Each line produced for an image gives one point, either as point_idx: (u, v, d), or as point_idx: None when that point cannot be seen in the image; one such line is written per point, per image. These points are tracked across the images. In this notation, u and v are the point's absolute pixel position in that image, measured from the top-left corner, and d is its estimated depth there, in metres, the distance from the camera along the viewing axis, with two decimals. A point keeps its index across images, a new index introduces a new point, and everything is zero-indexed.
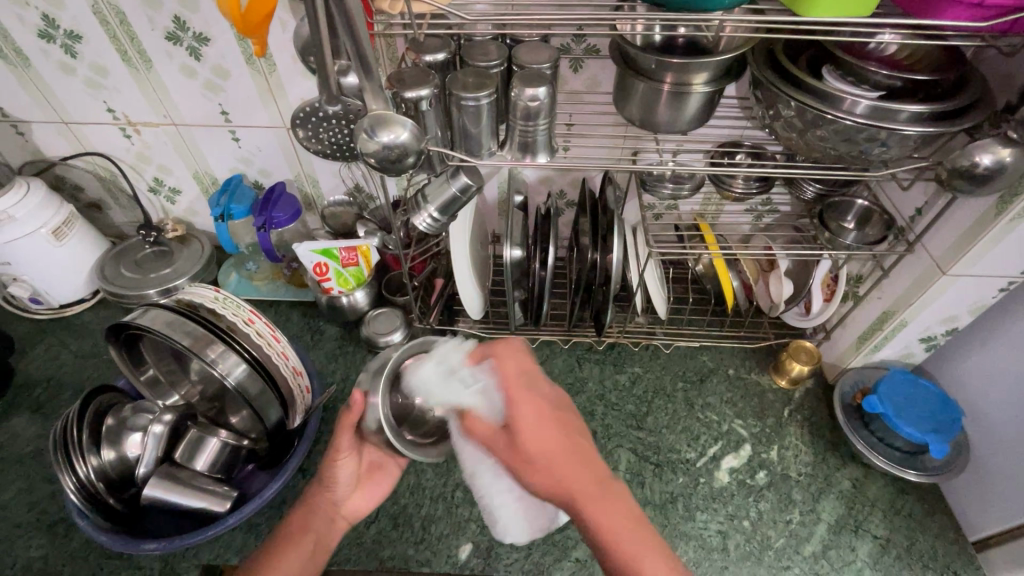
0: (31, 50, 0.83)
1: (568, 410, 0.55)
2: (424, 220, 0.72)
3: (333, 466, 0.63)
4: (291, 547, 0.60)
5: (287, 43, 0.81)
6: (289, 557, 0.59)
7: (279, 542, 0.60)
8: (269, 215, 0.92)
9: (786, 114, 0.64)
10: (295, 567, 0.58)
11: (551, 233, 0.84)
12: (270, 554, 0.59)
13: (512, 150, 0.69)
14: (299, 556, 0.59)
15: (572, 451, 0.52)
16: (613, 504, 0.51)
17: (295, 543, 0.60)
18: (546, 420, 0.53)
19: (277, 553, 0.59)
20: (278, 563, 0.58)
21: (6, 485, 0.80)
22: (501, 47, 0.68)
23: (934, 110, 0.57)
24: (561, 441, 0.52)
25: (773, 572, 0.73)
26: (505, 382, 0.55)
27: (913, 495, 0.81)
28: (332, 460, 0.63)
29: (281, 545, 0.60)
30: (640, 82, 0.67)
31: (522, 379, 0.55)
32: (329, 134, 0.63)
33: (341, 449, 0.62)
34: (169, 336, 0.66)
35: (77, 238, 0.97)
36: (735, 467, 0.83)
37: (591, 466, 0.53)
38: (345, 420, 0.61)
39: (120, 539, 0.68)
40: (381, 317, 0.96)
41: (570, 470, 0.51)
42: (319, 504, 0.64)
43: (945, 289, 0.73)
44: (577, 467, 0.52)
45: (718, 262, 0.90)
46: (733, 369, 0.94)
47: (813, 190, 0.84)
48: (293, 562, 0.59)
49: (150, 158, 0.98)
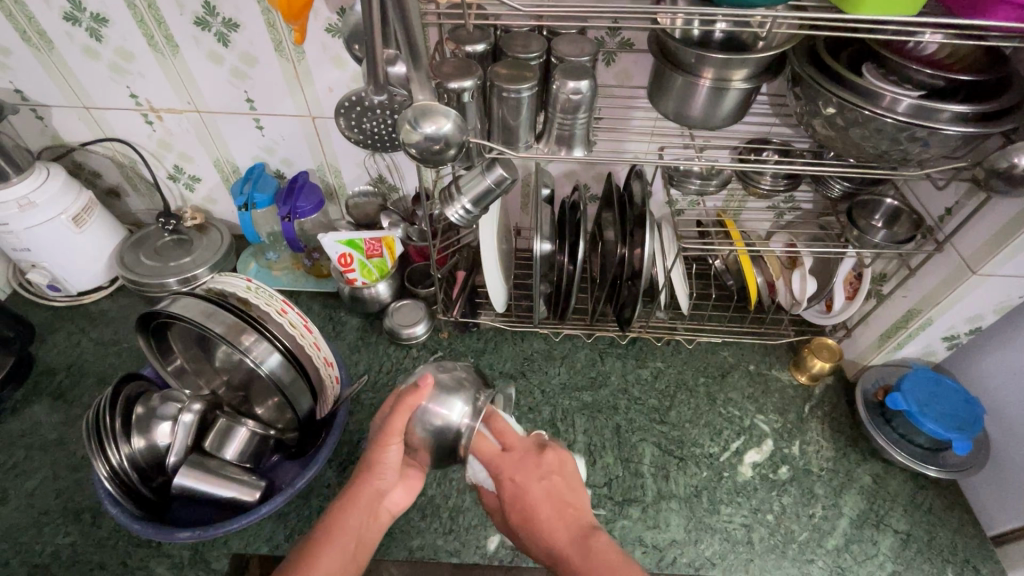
0: (55, 33, 0.82)
1: (556, 474, 0.61)
2: (457, 212, 0.70)
3: (382, 452, 0.60)
4: (330, 546, 0.56)
5: (317, 31, 0.80)
6: (327, 557, 0.55)
7: (318, 541, 0.56)
8: (293, 205, 0.91)
9: (826, 111, 0.64)
10: (334, 570, 0.55)
11: (582, 227, 0.83)
12: (308, 554, 0.56)
13: (548, 143, 0.69)
14: (338, 554, 0.56)
15: (556, 521, 0.57)
16: (598, 558, 0.54)
17: (334, 540, 0.57)
18: (532, 488, 0.59)
19: (315, 553, 0.56)
20: (317, 564, 0.55)
21: (30, 472, 0.80)
22: (540, 38, 0.67)
23: (978, 111, 0.57)
24: (546, 508, 0.58)
25: (797, 565, 0.74)
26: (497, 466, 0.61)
27: (932, 490, 0.82)
28: (382, 445, 0.59)
29: (320, 544, 0.56)
30: (679, 75, 0.67)
31: (508, 460, 0.61)
32: (371, 124, 0.65)
33: (394, 433, 0.59)
34: (204, 324, 0.66)
35: (97, 224, 0.95)
36: (758, 462, 0.84)
37: (577, 522, 0.58)
38: (408, 399, 0.59)
39: (153, 527, 0.68)
40: (404, 309, 0.96)
41: (550, 530, 0.57)
42: (363, 499, 0.58)
43: (972, 288, 0.74)
44: (563, 529, 0.57)
45: (743, 258, 0.90)
46: (753, 364, 0.95)
47: (841, 187, 0.83)
48: (333, 563, 0.56)
49: (171, 145, 0.97)
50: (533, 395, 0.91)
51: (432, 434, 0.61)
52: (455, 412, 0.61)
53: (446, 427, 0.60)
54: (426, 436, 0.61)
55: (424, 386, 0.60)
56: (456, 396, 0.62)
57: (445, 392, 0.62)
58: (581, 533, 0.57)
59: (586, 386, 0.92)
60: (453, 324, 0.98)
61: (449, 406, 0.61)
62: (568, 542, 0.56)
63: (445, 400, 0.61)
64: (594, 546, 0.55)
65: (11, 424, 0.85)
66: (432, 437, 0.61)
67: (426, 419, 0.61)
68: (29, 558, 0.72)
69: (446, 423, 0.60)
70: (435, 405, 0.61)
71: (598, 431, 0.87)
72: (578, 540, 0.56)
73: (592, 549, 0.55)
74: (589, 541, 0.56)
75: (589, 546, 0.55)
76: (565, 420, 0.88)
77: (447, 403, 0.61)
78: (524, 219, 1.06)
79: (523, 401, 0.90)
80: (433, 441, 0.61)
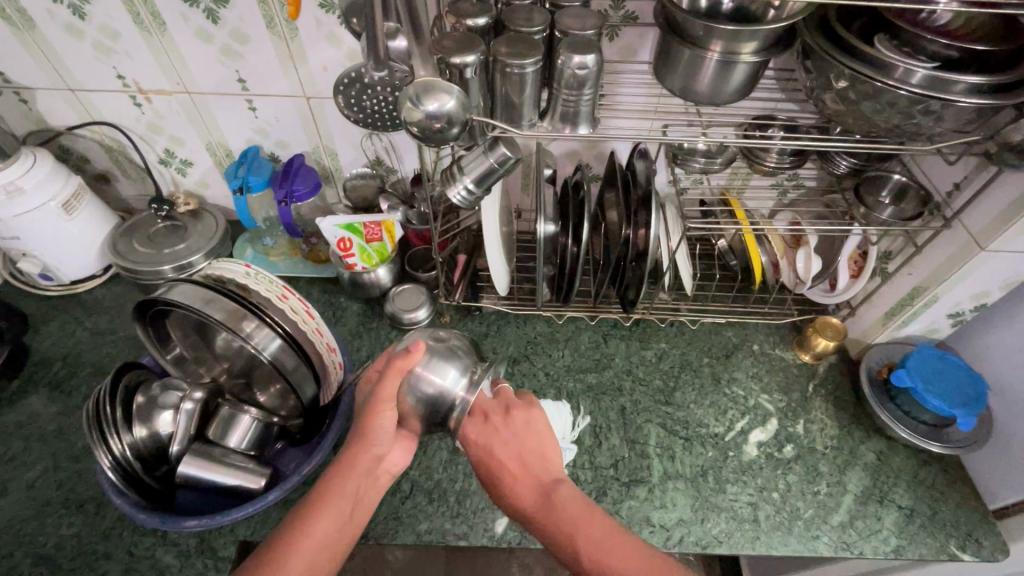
0: (36, 11, 0.78)
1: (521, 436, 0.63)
2: (459, 192, 0.68)
3: (376, 418, 0.61)
4: (329, 507, 0.58)
5: (311, 6, 0.77)
6: (326, 514, 0.58)
7: (317, 503, 0.58)
8: (289, 188, 0.89)
9: (838, 85, 0.62)
10: (332, 527, 0.57)
11: (585, 208, 0.81)
12: (306, 512, 0.58)
13: (553, 120, 0.67)
14: (332, 519, 0.58)
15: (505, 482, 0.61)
16: (565, 510, 0.58)
17: (331, 501, 0.59)
18: (502, 458, 0.61)
19: (313, 511, 0.57)
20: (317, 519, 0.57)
21: (32, 463, 0.79)
22: (543, 12, 0.65)
23: (994, 82, 0.55)
24: (509, 466, 0.61)
25: (803, 542, 0.75)
26: (468, 431, 0.63)
27: (935, 466, 0.83)
28: (374, 412, 0.61)
29: (320, 502, 0.58)
30: (685, 49, 0.65)
31: (479, 426, 0.63)
32: (372, 102, 0.65)
33: (385, 399, 0.61)
34: (203, 311, 0.65)
35: (88, 211, 0.92)
36: (763, 441, 0.84)
37: (542, 481, 0.61)
38: (398, 364, 0.61)
39: (160, 517, 0.68)
40: (405, 294, 0.94)
41: (515, 488, 0.61)
42: (361, 465, 0.61)
43: (981, 264, 0.73)
44: (525, 487, 0.61)
45: (747, 237, 0.89)
46: (758, 344, 0.95)
47: (847, 163, 0.82)
48: (331, 521, 0.58)
49: (161, 128, 0.94)
50: (537, 378, 0.90)
51: (425, 404, 0.62)
52: (449, 380, 0.62)
53: (440, 395, 0.62)
54: (417, 405, 0.62)
55: (416, 351, 0.61)
56: (450, 363, 0.63)
57: (437, 359, 0.63)
58: (543, 489, 0.60)
59: (590, 369, 0.91)
60: (455, 308, 0.97)
61: (442, 373, 0.62)
62: (534, 503, 0.59)
63: (438, 367, 0.62)
64: (557, 501, 0.59)
65: (9, 415, 0.83)
66: (424, 405, 0.62)
67: (419, 387, 0.61)
68: (34, 549, 0.71)
69: (440, 391, 0.62)
70: (428, 369, 0.62)
71: (603, 414, 0.86)
72: (539, 495, 0.60)
73: (555, 502, 0.59)
74: (552, 498, 0.59)
75: (551, 500, 0.59)
76: (570, 403, 0.87)
77: (440, 370, 0.62)
78: (525, 201, 1.04)
79: (528, 384, 0.89)
80: (426, 407, 0.62)
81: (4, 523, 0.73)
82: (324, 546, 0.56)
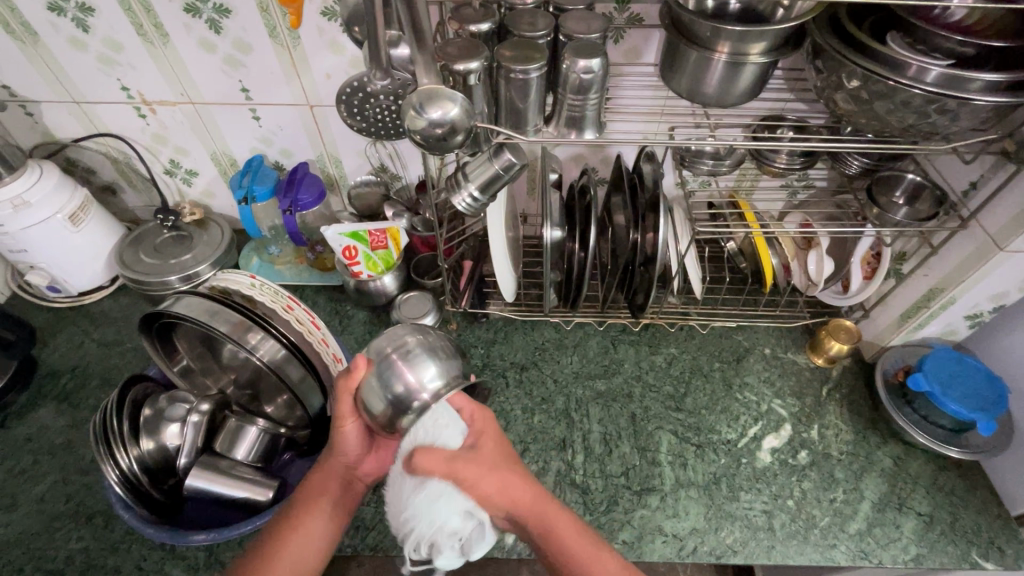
0: (40, 25, 0.79)
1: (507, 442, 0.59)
2: (463, 200, 0.67)
3: (339, 436, 0.61)
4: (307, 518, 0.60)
5: (313, 14, 0.77)
6: (300, 533, 0.59)
7: (295, 519, 0.60)
8: (294, 198, 0.88)
9: (849, 85, 0.61)
10: (312, 539, 0.59)
11: (594, 214, 0.79)
12: (282, 533, 0.59)
13: (558, 126, 0.66)
14: (312, 529, 0.60)
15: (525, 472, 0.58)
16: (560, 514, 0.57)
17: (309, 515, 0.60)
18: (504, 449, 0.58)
19: (290, 531, 0.59)
20: (290, 540, 0.59)
21: (40, 477, 0.79)
22: (547, 16, 0.64)
23: (1012, 79, 0.54)
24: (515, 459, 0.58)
25: (820, 551, 0.73)
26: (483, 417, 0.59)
27: (954, 471, 0.81)
28: (337, 429, 0.61)
29: (296, 520, 0.60)
30: (692, 50, 0.64)
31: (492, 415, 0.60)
32: (374, 111, 0.63)
33: (345, 417, 0.61)
34: (208, 323, 0.64)
35: (94, 222, 0.92)
36: (777, 447, 0.82)
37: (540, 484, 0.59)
38: (345, 383, 0.61)
39: (168, 531, 0.67)
40: (412, 300, 0.91)
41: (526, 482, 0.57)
42: (333, 471, 0.63)
43: (1000, 264, 0.72)
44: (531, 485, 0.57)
45: (757, 240, 0.87)
46: (769, 348, 0.94)
47: (860, 163, 0.80)
48: (310, 533, 0.60)
49: (166, 139, 0.94)
50: (545, 385, 0.89)
51: (389, 404, 0.59)
52: (421, 379, 0.60)
53: (405, 395, 0.59)
54: (382, 408, 0.59)
55: (357, 369, 0.60)
56: (430, 362, 0.61)
57: (419, 357, 0.61)
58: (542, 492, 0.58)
59: (598, 375, 0.90)
60: (461, 315, 0.96)
61: (417, 372, 0.60)
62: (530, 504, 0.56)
63: (415, 365, 0.60)
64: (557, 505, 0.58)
65: (18, 429, 0.84)
66: (387, 406, 0.59)
67: (388, 385, 0.59)
68: (43, 563, 0.71)
69: (408, 390, 0.59)
70: (402, 365, 0.60)
71: (613, 420, 0.85)
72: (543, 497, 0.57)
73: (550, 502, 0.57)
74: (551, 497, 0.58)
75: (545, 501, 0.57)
76: (579, 411, 0.86)
77: (418, 367, 0.60)
78: (530, 205, 1.03)
79: (536, 391, 0.88)
80: (389, 412, 0.59)
81: (14, 538, 0.73)
82: (304, 561, 0.58)
